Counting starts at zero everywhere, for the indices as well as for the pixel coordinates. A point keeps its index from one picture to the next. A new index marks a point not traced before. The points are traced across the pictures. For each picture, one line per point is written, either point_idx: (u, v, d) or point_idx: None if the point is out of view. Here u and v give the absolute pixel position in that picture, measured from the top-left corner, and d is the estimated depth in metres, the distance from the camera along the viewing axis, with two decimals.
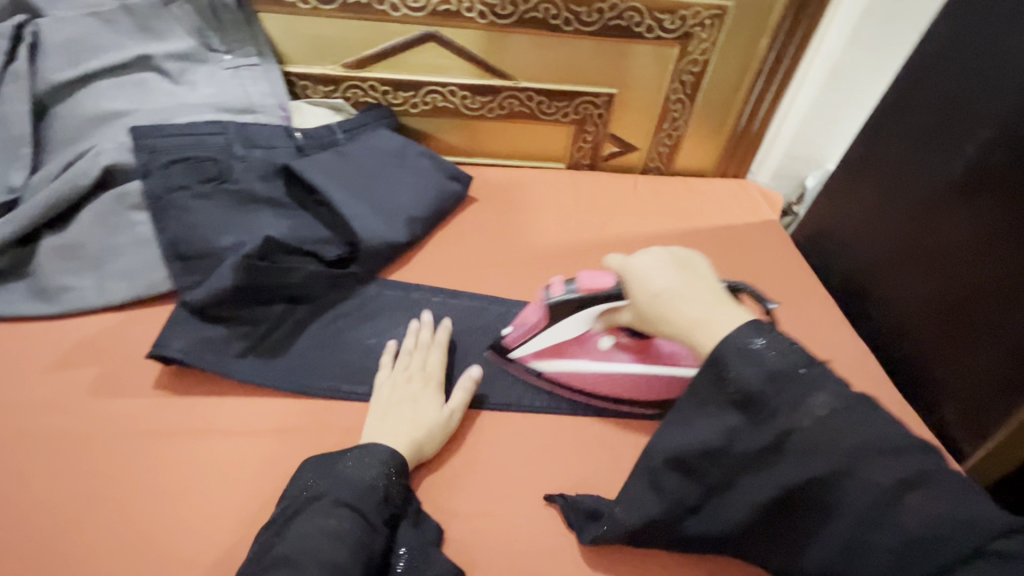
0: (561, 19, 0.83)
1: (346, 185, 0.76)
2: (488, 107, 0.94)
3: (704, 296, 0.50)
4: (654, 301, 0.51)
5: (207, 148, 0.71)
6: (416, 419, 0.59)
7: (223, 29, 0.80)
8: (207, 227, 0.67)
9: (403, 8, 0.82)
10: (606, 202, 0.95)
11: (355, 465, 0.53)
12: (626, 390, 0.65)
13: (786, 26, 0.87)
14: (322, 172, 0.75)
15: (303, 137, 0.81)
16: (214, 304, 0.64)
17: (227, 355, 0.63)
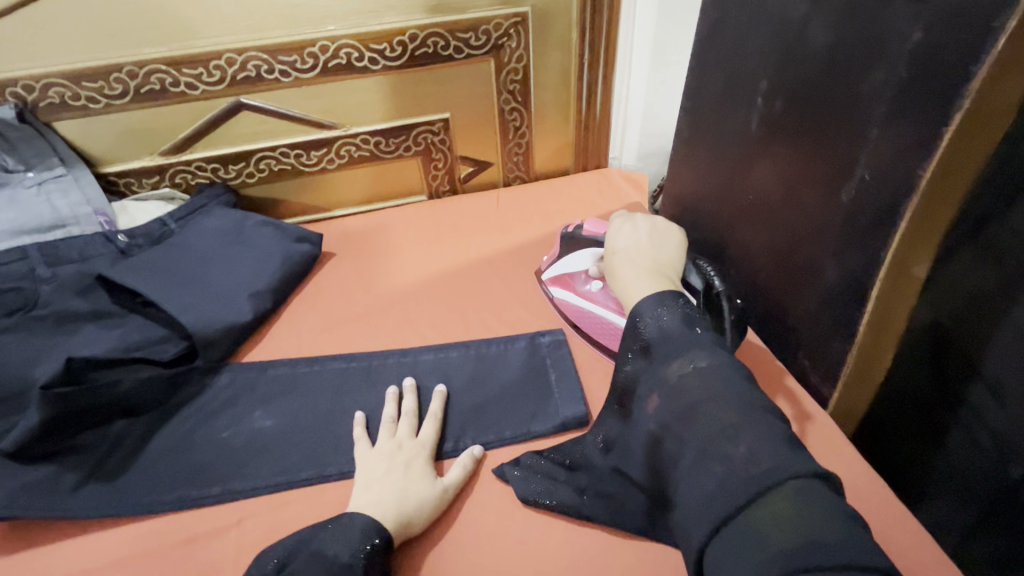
0: (366, 59, 0.82)
1: (176, 279, 0.73)
2: (327, 159, 0.92)
3: (647, 261, 0.59)
4: (615, 256, 0.62)
5: (7, 278, 0.67)
6: (397, 492, 0.55)
7: (14, 148, 0.75)
8: (17, 362, 0.63)
9: (200, 85, 0.79)
10: (468, 223, 0.94)
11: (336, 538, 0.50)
12: (605, 335, 0.69)
13: (590, 17, 0.88)
14: (143, 272, 0.72)
15: (127, 239, 0.77)
16: (33, 442, 0.57)
17: (61, 494, 0.57)
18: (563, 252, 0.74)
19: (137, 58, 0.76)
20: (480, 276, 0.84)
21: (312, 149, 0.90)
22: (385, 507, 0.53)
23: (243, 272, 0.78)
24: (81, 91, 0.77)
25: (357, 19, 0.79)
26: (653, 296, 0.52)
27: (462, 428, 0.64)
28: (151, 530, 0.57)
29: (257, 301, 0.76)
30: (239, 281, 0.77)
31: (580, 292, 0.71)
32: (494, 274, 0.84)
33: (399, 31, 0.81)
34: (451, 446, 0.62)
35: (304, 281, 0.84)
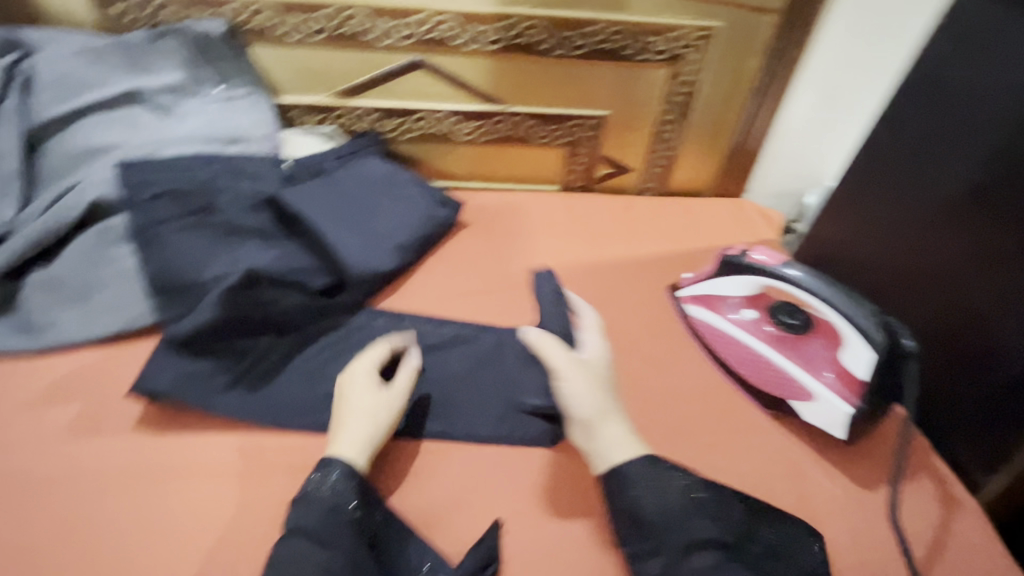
0: (549, 44, 0.83)
1: (334, 215, 0.76)
2: (480, 131, 0.93)
3: (604, 390, 0.57)
4: (575, 373, 0.58)
5: (195, 181, 0.71)
6: (364, 435, 0.56)
7: (213, 62, 0.81)
8: (190, 261, 0.67)
9: (391, 37, 0.82)
10: (599, 223, 0.93)
11: (320, 483, 0.53)
12: (746, 366, 0.66)
13: (778, 45, 0.85)
14: (308, 200, 0.75)
15: (293, 166, 0.80)
16: (198, 336, 0.62)
17: (213, 391, 0.61)
18: (714, 272, 0.71)
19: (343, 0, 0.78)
20: (609, 278, 0.83)
21: (468, 119, 0.92)
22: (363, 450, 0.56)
23: (385, 221, 0.80)
24: (285, 21, 0.80)
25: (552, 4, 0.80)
26: (626, 464, 0.52)
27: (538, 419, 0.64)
28: (286, 446, 0.59)
29: (396, 254, 0.78)
30: (381, 231, 0.79)
31: (726, 317, 0.69)
32: (623, 279, 0.83)
33: (588, 22, 0.81)
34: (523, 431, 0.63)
35: (433, 241, 0.84)
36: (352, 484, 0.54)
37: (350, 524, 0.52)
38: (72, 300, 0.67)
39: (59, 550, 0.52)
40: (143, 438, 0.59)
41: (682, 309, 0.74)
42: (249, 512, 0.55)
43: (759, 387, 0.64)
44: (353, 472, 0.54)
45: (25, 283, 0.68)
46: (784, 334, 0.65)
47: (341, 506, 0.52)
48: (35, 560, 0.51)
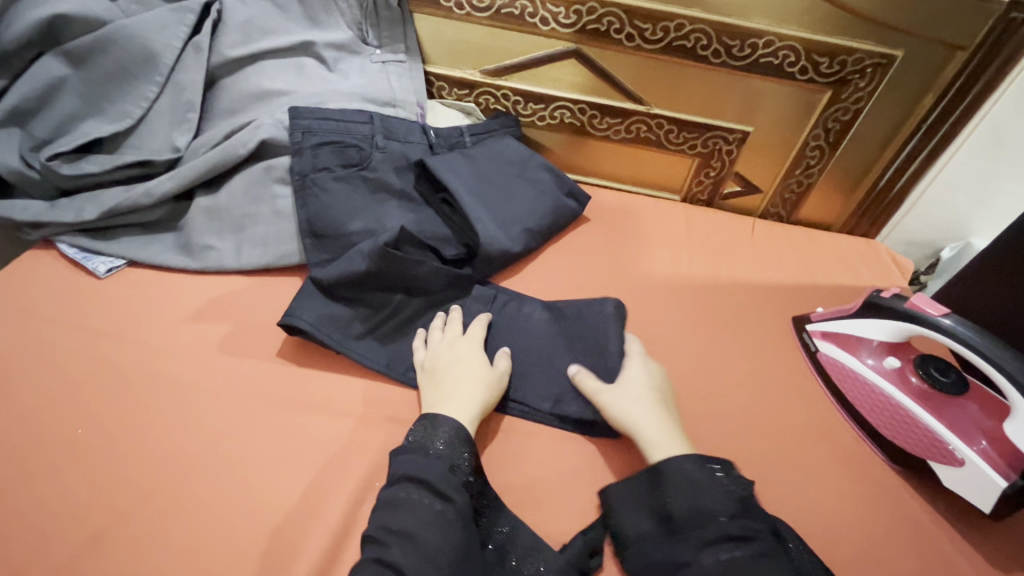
0: (710, 50, 0.81)
1: (471, 189, 0.78)
2: (615, 129, 0.92)
3: (653, 403, 0.60)
4: (614, 398, 0.60)
5: (353, 135, 0.75)
6: (466, 399, 0.58)
7: (379, 25, 0.84)
8: (341, 212, 0.70)
9: (553, 22, 0.82)
10: (719, 241, 0.91)
11: (426, 438, 0.55)
12: (882, 416, 0.62)
13: (958, 85, 0.79)
14: (449, 169, 0.77)
15: (436, 136, 0.82)
16: (340, 283, 0.66)
17: (347, 337, 0.64)
18: (854, 312, 0.67)
19: None
20: (729, 298, 0.81)
21: (608, 115, 0.91)
22: (464, 410, 0.57)
23: (512, 203, 0.81)
24: None
25: (724, 9, 0.78)
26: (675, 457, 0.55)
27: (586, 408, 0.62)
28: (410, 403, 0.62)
29: (522, 238, 0.79)
30: (511, 212, 0.80)
31: (862, 361, 0.65)
32: (744, 302, 0.81)
33: (758, 33, 0.79)
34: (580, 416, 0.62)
35: (555, 231, 0.85)
36: (460, 445, 0.55)
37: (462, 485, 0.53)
38: (230, 229, 0.72)
39: (204, 454, 0.56)
40: (279, 368, 0.63)
41: (811, 346, 0.71)
42: (371, 457, 0.57)
43: (895, 443, 0.61)
44: (456, 429, 0.55)
45: (189, 206, 0.73)
46: (927, 390, 0.61)
47: (448, 461, 0.53)
48: (183, 457, 0.56)
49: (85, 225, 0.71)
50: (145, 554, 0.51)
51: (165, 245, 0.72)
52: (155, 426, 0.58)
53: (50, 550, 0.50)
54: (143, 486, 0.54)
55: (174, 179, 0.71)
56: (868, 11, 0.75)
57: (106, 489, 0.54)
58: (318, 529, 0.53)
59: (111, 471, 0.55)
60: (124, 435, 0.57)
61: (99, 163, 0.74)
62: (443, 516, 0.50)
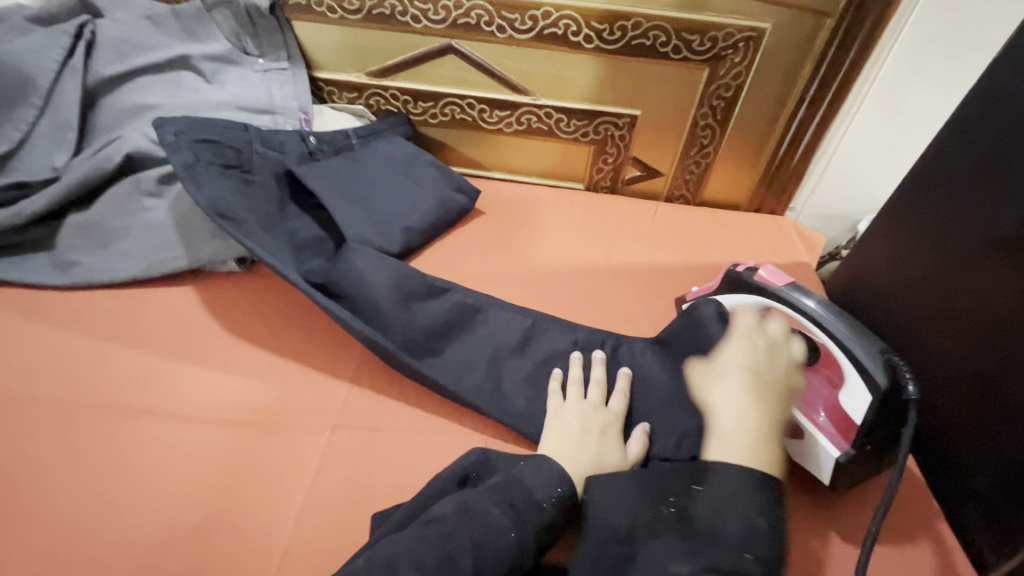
0: (581, 36, 0.81)
1: (347, 192, 0.78)
2: (507, 121, 0.92)
3: (750, 391, 0.54)
4: (710, 386, 0.56)
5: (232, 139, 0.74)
6: (587, 453, 0.55)
7: (257, 35, 0.85)
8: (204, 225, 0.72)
9: (424, 20, 0.82)
10: (618, 227, 0.90)
11: (534, 473, 0.52)
12: None
13: (832, 53, 0.79)
14: (320, 178, 0.77)
15: (317, 142, 0.82)
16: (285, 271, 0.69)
17: None
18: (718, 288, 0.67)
19: None
20: (617, 283, 0.81)
21: (497, 108, 0.90)
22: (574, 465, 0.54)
23: (395, 201, 0.81)
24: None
25: None
26: (728, 464, 0.49)
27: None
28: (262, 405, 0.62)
29: (403, 236, 0.79)
30: (391, 211, 0.80)
31: None
32: (631, 287, 0.80)
33: (624, 15, 0.78)
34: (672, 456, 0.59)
35: (443, 226, 0.84)
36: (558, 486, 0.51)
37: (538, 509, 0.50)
38: (99, 244, 0.72)
39: (42, 468, 0.56)
40: (135, 379, 0.63)
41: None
42: (216, 463, 0.57)
43: None
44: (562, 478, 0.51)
45: (63, 224, 0.74)
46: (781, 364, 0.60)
47: (548, 499, 0.50)
48: (23, 473, 0.56)
49: None
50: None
51: (36, 264, 0.72)
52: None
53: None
54: None
55: (43, 199, 0.72)
56: None
57: None
58: (145, 539, 0.52)
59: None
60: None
61: None
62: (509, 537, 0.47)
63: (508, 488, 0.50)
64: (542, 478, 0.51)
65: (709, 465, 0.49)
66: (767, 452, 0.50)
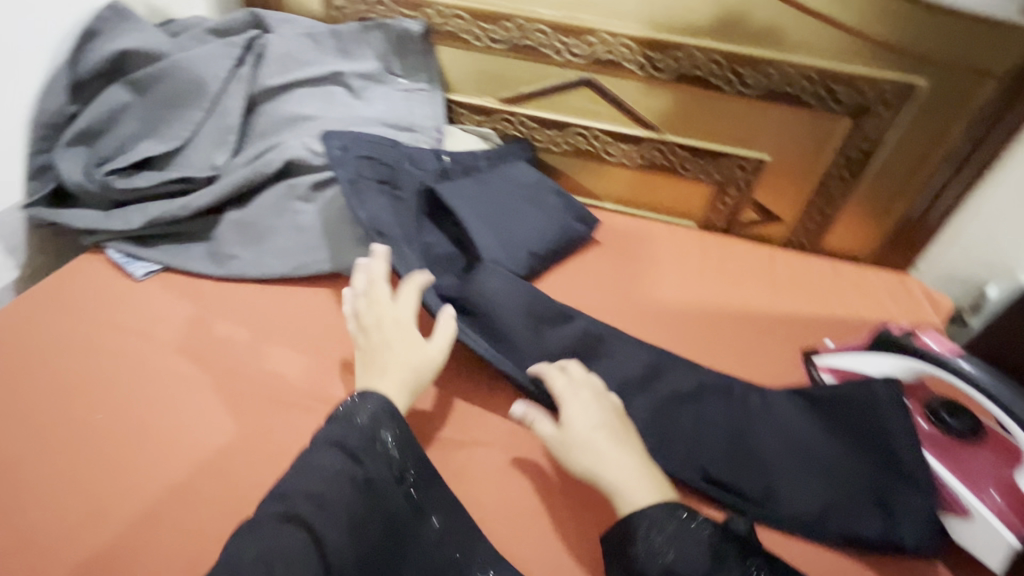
0: (722, 79, 0.81)
1: (480, 214, 0.80)
2: (629, 155, 0.93)
3: (604, 442, 0.58)
4: (565, 439, 0.59)
5: (386, 156, 0.80)
6: (409, 381, 0.61)
7: (404, 56, 0.90)
8: (350, 234, 0.77)
9: (566, 54, 0.85)
10: (733, 269, 0.89)
11: (355, 404, 0.56)
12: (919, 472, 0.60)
13: (988, 115, 0.76)
14: (457, 195, 0.81)
15: (450, 161, 0.86)
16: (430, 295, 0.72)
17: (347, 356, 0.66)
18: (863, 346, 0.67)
19: (531, 16, 0.83)
20: (737, 329, 0.79)
21: (621, 141, 0.92)
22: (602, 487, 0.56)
23: (519, 224, 0.83)
24: (474, 28, 0.87)
25: (734, 37, 0.78)
26: (648, 507, 0.53)
27: (929, 518, 0.56)
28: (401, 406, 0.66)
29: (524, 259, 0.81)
30: (513, 234, 0.82)
31: None
32: (752, 334, 0.78)
33: (771, 62, 0.78)
34: (808, 517, 0.57)
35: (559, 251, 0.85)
36: (385, 422, 0.56)
37: (365, 438, 0.54)
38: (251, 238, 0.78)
39: (207, 446, 0.61)
40: (283, 373, 0.68)
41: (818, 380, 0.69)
42: None
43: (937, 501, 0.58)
44: (387, 405, 0.57)
45: (222, 219, 0.80)
46: (937, 434, 0.60)
47: (375, 435, 0.55)
48: (192, 448, 0.61)
49: (130, 232, 0.79)
50: (146, 535, 0.55)
51: (196, 254, 0.79)
52: (166, 421, 0.63)
53: (66, 527, 0.56)
54: (150, 473, 0.59)
55: (209, 194, 0.79)
56: (883, 39, 0.75)
57: (119, 473, 0.59)
58: None
59: (127, 458, 0.60)
60: (141, 425, 0.63)
61: (148, 178, 0.82)
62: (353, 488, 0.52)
63: (335, 435, 0.54)
64: (364, 415, 0.56)
65: (631, 515, 0.53)
66: (654, 483, 0.56)
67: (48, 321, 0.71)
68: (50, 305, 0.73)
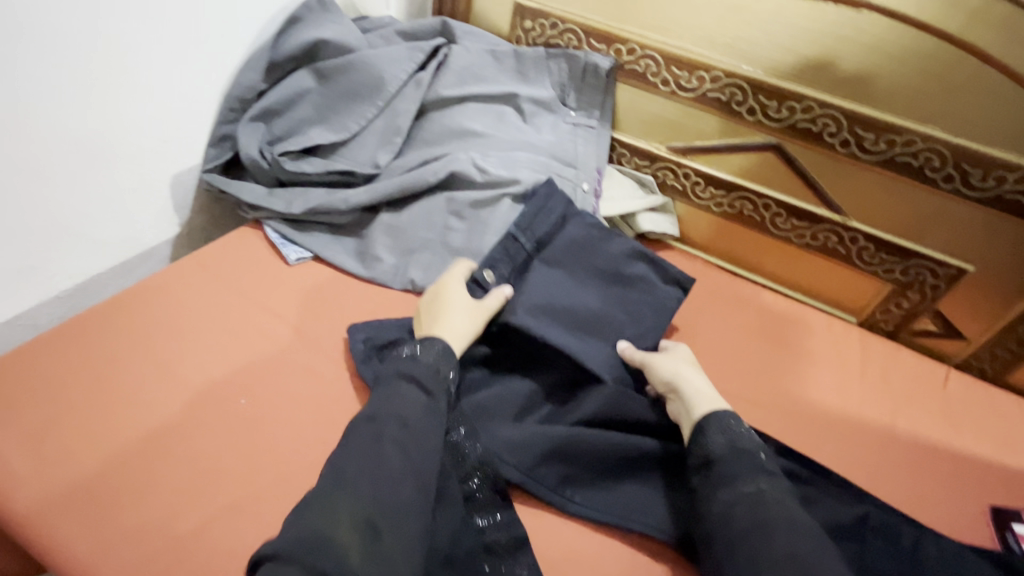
0: (940, 173, 0.72)
1: (565, 317, 0.69)
2: (799, 233, 0.85)
3: (696, 369, 0.64)
4: (659, 356, 0.65)
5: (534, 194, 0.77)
6: (466, 331, 0.63)
7: (581, 89, 0.87)
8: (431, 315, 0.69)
9: (760, 114, 0.79)
10: (902, 383, 0.77)
11: (419, 351, 0.59)
12: None
13: None
14: (537, 296, 0.69)
15: (492, 276, 0.72)
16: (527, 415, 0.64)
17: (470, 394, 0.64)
18: None
19: (730, 68, 0.77)
20: (905, 459, 0.69)
21: (795, 217, 0.83)
22: (701, 392, 0.60)
23: (624, 305, 0.72)
24: (663, 72, 0.82)
25: (970, 131, 0.69)
26: (722, 411, 0.57)
27: None
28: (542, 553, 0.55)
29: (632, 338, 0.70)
30: (615, 318, 0.71)
31: None
32: (924, 470, 0.68)
33: (1010, 165, 0.68)
34: None
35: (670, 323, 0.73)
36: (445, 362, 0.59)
37: (434, 377, 0.57)
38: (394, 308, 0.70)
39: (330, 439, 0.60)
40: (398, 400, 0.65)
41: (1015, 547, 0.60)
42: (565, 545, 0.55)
43: None
44: (448, 354, 0.60)
45: (375, 219, 0.81)
46: None
47: (436, 372, 0.57)
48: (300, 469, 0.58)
49: (290, 215, 0.81)
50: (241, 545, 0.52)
51: (345, 250, 0.80)
52: (274, 431, 0.60)
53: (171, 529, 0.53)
54: (259, 481, 0.56)
55: (369, 193, 0.79)
56: None
57: (240, 454, 0.58)
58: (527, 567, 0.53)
59: (232, 465, 0.57)
60: (251, 427, 0.60)
61: (314, 165, 0.83)
62: (429, 416, 0.54)
63: (406, 369, 0.56)
64: (428, 356, 0.58)
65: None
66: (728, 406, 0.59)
67: (199, 290, 0.72)
68: (203, 273, 0.74)
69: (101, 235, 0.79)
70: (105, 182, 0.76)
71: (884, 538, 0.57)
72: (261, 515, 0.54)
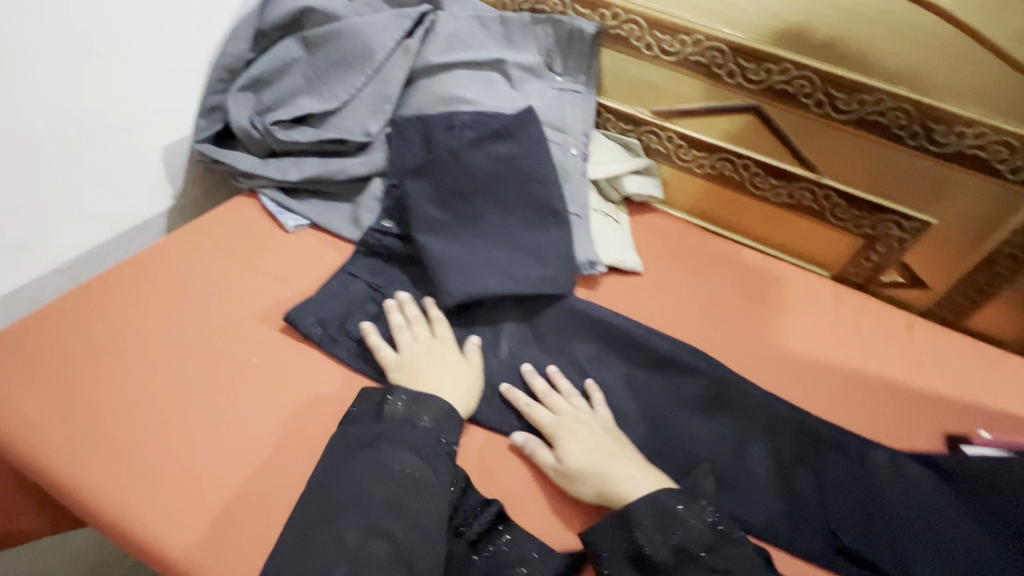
0: (907, 131, 0.76)
1: (462, 247, 0.73)
2: (777, 191, 0.88)
3: (605, 439, 0.63)
4: (570, 440, 0.62)
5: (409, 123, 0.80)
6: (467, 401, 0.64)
7: (567, 55, 0.89)
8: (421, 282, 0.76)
9: (740, 77, 0.82)
10: (871, 330, 0.83)
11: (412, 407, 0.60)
12: None
13: None
14: (465, 280, 0.71)
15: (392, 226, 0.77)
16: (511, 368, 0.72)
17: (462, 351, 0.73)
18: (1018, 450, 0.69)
19: (711, 31, 0.80)
20: (872, 397, 0.75)
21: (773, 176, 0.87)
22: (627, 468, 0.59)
23: (511, 205, 0.76)
24: (647, 36, 0.85)
25: (935, 90, 0.73)
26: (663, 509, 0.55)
27: None
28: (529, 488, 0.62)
29: (545, 215, 0.76)
30: (493, 222, 0.76)
31: None
32: (887, 405, 0.74)
33: (969, 121, 0.72)
34: None
35: (543, 172, 0.77)
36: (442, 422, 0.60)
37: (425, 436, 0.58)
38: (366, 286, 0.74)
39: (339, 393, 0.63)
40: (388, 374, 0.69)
41: None
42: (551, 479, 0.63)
43: None
44: (449, 415, 0.61)
45: (368, 187, 0.83)
46: None
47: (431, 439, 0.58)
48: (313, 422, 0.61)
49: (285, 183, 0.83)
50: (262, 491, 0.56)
51: (340, 217, 0.81)
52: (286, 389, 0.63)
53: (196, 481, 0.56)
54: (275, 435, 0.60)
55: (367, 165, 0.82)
56: None
57: (255, 410, 0.61)
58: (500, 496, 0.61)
59: (249, 420, 0.60)
60: (262, 386, 0.63)
61: (306, 134, 0.84)
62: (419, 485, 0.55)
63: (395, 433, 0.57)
64: (429, 419, 0.59)
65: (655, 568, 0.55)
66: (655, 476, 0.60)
67: (200, 259, 0.74)
68: (203, 243, 0.76)
69: (99, 209, 0.80)
70: (100, 157, 0.77)
71: (839, 453, 0.65)
72: (278, 463, 0.58)
